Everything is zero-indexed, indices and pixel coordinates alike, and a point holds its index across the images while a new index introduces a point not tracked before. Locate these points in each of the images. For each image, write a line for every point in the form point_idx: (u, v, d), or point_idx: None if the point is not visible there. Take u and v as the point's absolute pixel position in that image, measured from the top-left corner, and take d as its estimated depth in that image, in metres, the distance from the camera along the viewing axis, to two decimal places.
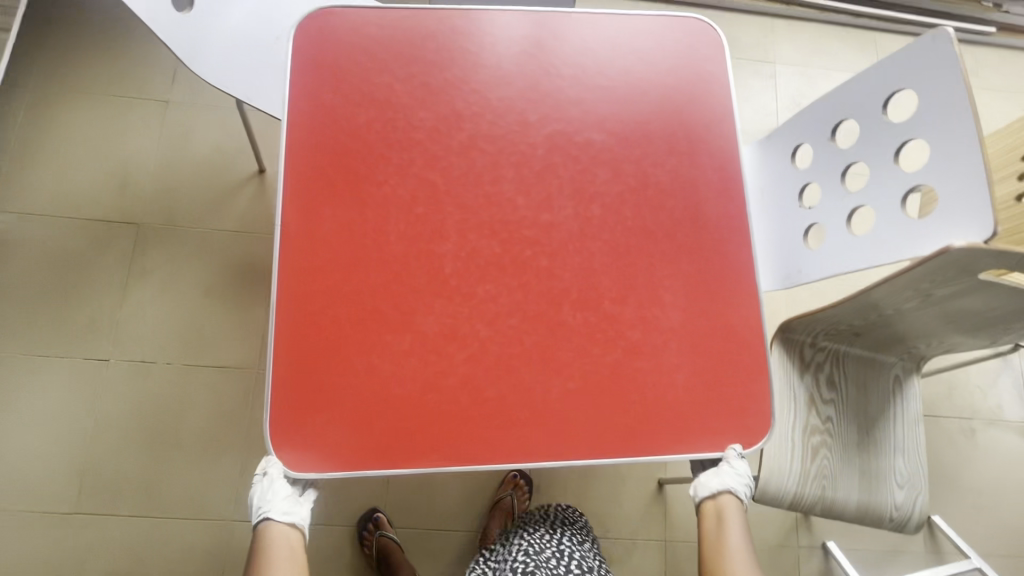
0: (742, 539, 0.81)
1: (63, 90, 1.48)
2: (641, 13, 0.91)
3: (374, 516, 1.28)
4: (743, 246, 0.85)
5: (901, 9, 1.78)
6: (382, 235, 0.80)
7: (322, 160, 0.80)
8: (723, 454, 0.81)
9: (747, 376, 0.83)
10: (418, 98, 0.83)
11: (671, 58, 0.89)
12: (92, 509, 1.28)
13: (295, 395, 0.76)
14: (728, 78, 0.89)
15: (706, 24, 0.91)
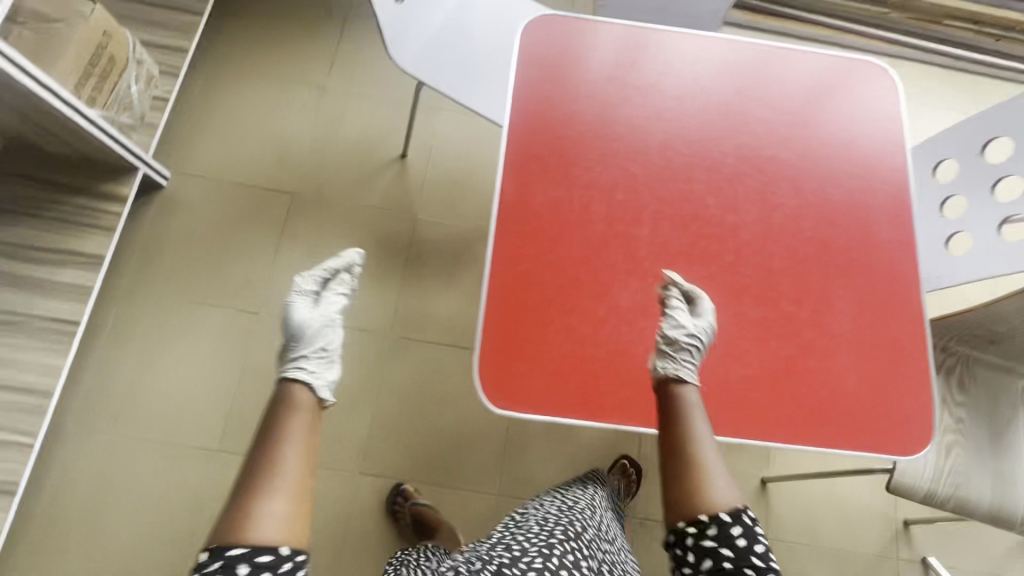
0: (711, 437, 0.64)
1: (235, 71, 1.65)
2: (822, 52, 1.00)
3: (402, 489, 1.36)
4: (910, 271, 0.89)
5: (1003, 56, 1.80)
6: (586, 214, 0.87)
7: (539, 144, 0.90)
8: (882, 458, 0.82)
9: (911, 390, 0.84)
10: (626, 101, 0.94)
11: (846, 84, 0.98)
12: (236, 448, 1.38)
13: (499, 343, 0.81)
14: (903, 112, 0.97)
15: (886, 72, 1.00)
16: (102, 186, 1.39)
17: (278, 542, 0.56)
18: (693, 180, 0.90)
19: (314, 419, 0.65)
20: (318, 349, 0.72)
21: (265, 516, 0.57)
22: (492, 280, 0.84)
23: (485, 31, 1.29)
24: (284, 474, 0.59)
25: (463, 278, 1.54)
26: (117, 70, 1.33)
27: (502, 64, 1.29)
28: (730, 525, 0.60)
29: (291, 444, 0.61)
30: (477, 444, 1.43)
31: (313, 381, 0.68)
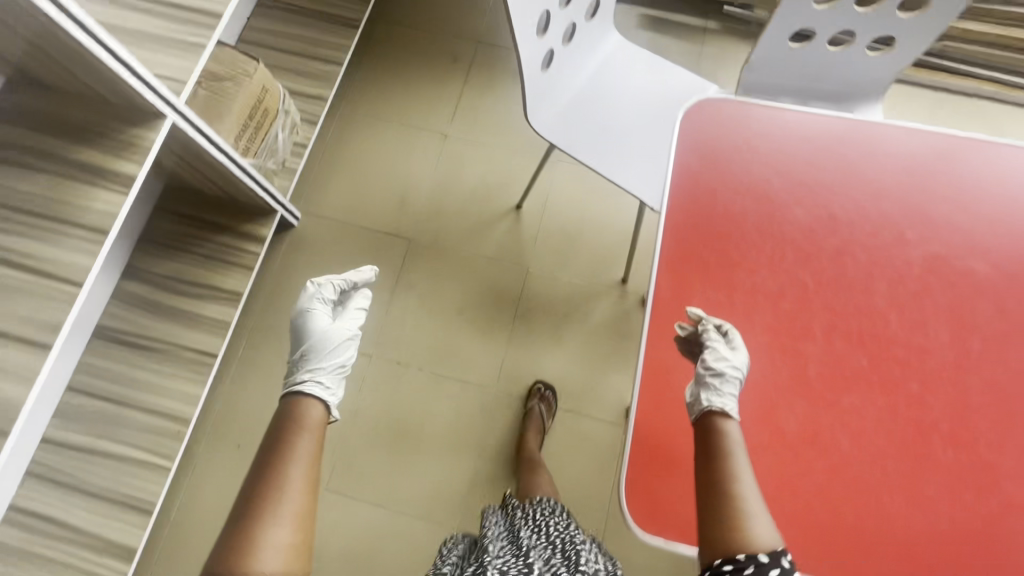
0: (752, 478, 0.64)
1: (365, 116, 1.72)
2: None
3: None
4: None
5: None
6: (749, 324, 0.81)
7: (698, 243, 0.85)
8: None
9: None
10: (796, 197, 0.86)
11: None
12: (342, 489, 1.42)
13: (649, 461, 0.77)
14: None
15: None
16: (244, 227, 1.50)
17: (283, 571, 0.65)
18: (873, 293, 0.81)
19: (322, 432, 0.79)
20: (333, 366, 0.91)
21: (270, 544, 0.66)
22: (645, 393, 0.80)
23: (621, 93, 1.26)
24: (289, 499, 0.69)
25: (571, 336, 1.51)
26: (268, 120, 1.42)
27: (639, 127, 1.23)
28: (769, 566, 0.58)
29: (297, 466, 0.72)
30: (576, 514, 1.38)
31: (328, 397, 0.85)
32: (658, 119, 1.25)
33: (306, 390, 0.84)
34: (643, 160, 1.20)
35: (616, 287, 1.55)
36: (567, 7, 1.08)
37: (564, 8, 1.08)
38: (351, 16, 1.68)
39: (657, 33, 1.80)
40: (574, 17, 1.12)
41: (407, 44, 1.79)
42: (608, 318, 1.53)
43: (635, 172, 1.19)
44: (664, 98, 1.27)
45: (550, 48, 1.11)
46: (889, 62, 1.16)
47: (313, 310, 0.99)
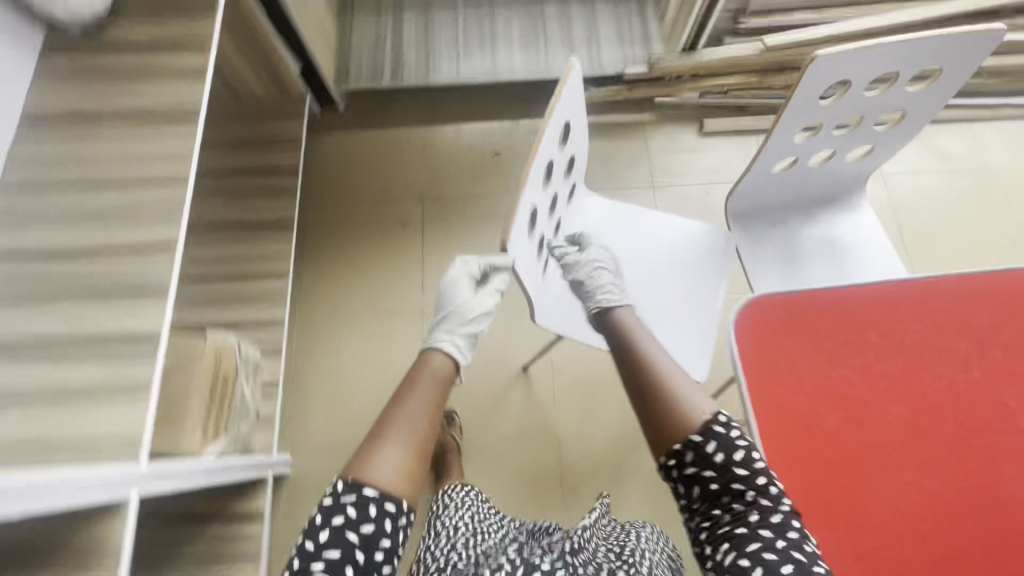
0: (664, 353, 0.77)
1: (327, 317, 1.54)
2: None
3: None
4: None
5: None
6: (901, 560, 0.73)
7: (809, 474, 0.77)
8: None
9: None
10: (872, 403, 0.80)
11: None
12: None
13: None
14: None
15: None
16: (237, 505, 1.28)
17: (394, 491, 0.62)
18: (984, 504, 0.74)
19: (445, 387, 0.76)
20: (466, 334, 0.85)
21: (383, 460, 0.64)
22: None
23: (616, 259, 1.17)
24: (414, 423, 0.68)
25: (629, 495, 1.39)
26: (230, 386, 1.21)
27: (644, 291, 1.15)
28: (705, 444, 0.67)
29: (424, 402, 0.70)
30: None
31: (459, 357, 0.80)
32: (659, 276, 1.17)
33: (440, 352, 0.79)
34: (659, 327, 1.13)
35: None
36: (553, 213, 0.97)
37: (552, 216, 0.97)
38: (280, 219, 1.51)
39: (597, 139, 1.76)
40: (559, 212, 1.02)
41: (349, 224, 1.64)
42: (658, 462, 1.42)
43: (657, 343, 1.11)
44: (658, 250, 1.19)
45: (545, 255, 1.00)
46: (867, 162, 1.15)
47: (456, 282, 0.94)
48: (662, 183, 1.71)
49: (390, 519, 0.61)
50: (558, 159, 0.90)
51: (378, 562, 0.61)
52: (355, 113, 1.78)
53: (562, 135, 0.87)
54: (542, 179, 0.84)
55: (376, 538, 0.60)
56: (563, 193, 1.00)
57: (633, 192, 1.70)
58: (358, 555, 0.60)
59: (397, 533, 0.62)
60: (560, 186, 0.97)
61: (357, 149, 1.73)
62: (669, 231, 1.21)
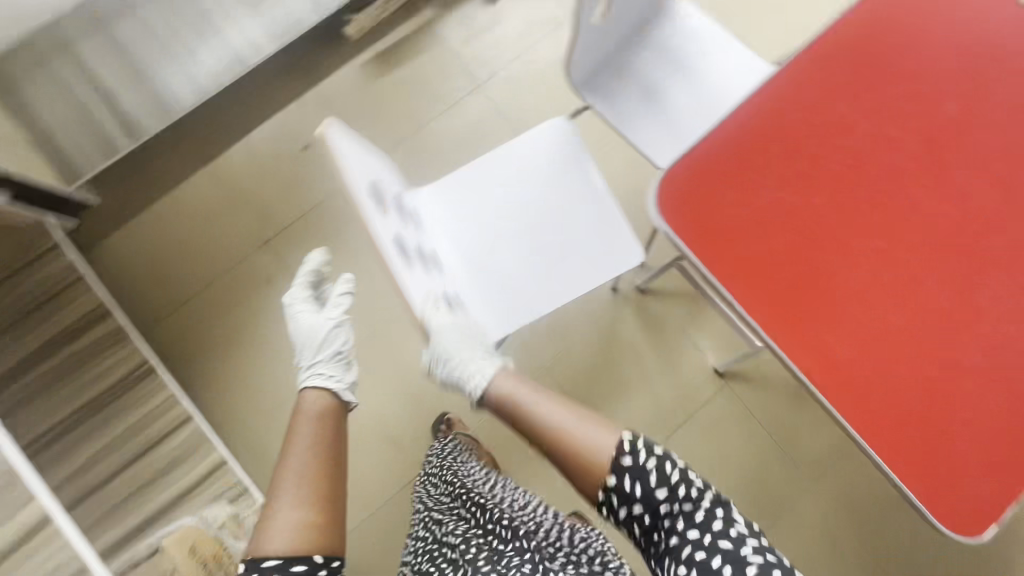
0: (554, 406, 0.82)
1: (260, 422, 1.33)
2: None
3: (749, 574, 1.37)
4: None
5: None
6: (882, 319, 0.81)
7: (785, 300, 0.81)
8: None
9: None
10: (807, 215, 0.82)
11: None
12: None
13: (931, 485, 0.79)
14: None
15: None
16: None
17: (302, 550, 0.63)
18: (916, 261, 0.82)
19: (330, 417, 0.79)
20: (331, 355, 0.93)
21: (278, 523, 0.64)
22: (886, 455, 0.80)
23: (504, 214, 1.07)
24: (303, 472, 0.69)
25: (624, 371, 1.50)
26: None
27: (550, 224, 1.06)
28: (620, 482, 0.71)
29: (302, 445, 0.72)
30: (768, 470, 1.48)
31: (334, 379, 0.87)
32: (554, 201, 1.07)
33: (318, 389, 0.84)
34: (585, 249, 1.06)
35: (613, 297, 1.53)
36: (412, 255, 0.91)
37: (426, 268, 0.97)
38: (132, 369, 1.25)
39: (395, 68, 1.51)
40: (428, 253, 1.01)
41: (211, 318, 1.38)
42: (634, 329, 1.51)
43: (591, 269, 1.05)
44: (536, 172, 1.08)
45: (444, 296, 0.97)
46: None
47: (298, 309, 1.02)
48: (487, 75, 1.52)
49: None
50: (392, 222, 0.90)
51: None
52: (119, 200, 1.41)
53: (376, 198, 0.86)
54: (398, 252, 0.86)
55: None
56: (415, 233, 0.99)
57: (467, 102, 1.51)
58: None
59: None
60: (408, 235, 0.96)
61: (154, 235, 1.40)
62: (536, 144, 1.09)
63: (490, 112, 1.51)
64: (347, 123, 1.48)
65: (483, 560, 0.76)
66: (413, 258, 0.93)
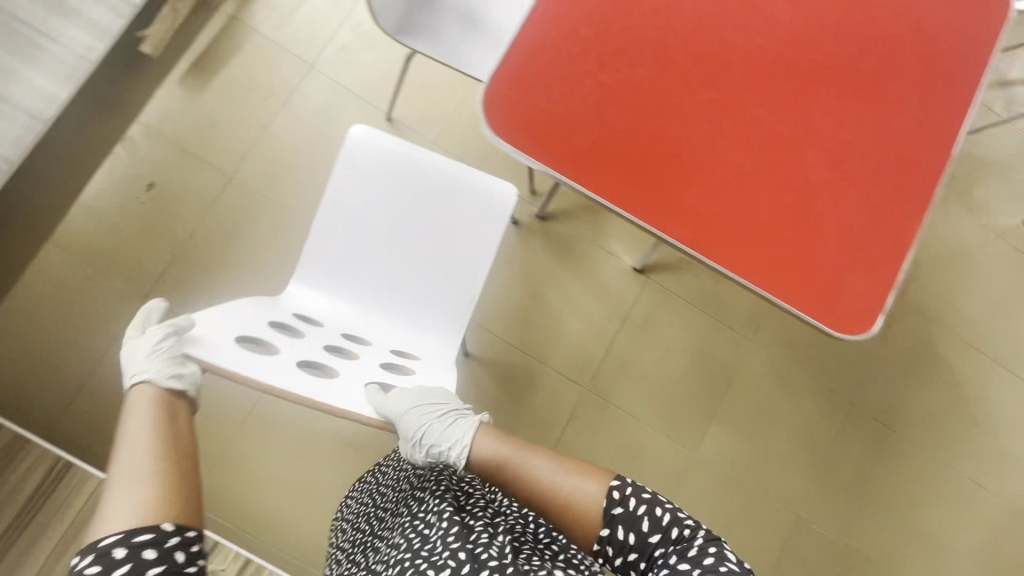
0: (541, 463, 0.77)
1: (213, 470, 1.31)
2: None
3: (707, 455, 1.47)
4: None
5: None
6: (731, 165, 0.83)
7: (638, 175, 0.81)
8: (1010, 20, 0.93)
9: None
10: (633, 88, 0.82)
11: None
12: None
13: (815, 302, 0.84)
14: None
15: None
16: None
17: (145, 523, 0.54)
18: (746, 100, 0.84)
19: (165, 417, 0.65)
20: (152, 348, 0.68)
21: (112, 504, 0.55)
22: (775, 289, 0.83)
23: (375, 244, 1.05)
24: (142, 451, 0.60)
25: (550, 301, 1.51)
26: None
27: (430, 228, 1.05)
28: (614, 532, 0.71)
29: (137, 428, 0.62)
30: (709, 344, 1.55)
31: (158, 377, 0.66)
32: (411, 205, 1.04)
33: (143, 383, 0.66)
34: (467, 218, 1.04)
35: (517, 233, 1.52)
36: (327, 364, 0.86)
37: (351, 357, 0.94)
38: (44, 475, 1.16)
39: (218, 75, 1.40)
40: (344, 339, 1.00)
41: (115, 394, 1.28)
42: (548, 256, 1.52)
43: (484, 237, 1.05)
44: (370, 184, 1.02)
45: (382, 366, 0.97)
46: None
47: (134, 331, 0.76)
48: (317, 52, 1.43)
49: (153, 548, 0.53)
50: (288, 352, 0.82)
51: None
52: None
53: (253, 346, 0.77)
54: (311, 372, 0.77)
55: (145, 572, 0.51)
56: (319, 335, 0.97)
57: (305, 87, 1.42)
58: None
59: (184, 556, 0.54)
60: (316, 342, 0.93)
61: (20, 330, 1.28)
62: (353, 166, 1.02)
63: (333, 91, 1.43)
64: (188, 148, 1.37)
65: (453, 534, 0.75)
66: (332, 366, 0.86)
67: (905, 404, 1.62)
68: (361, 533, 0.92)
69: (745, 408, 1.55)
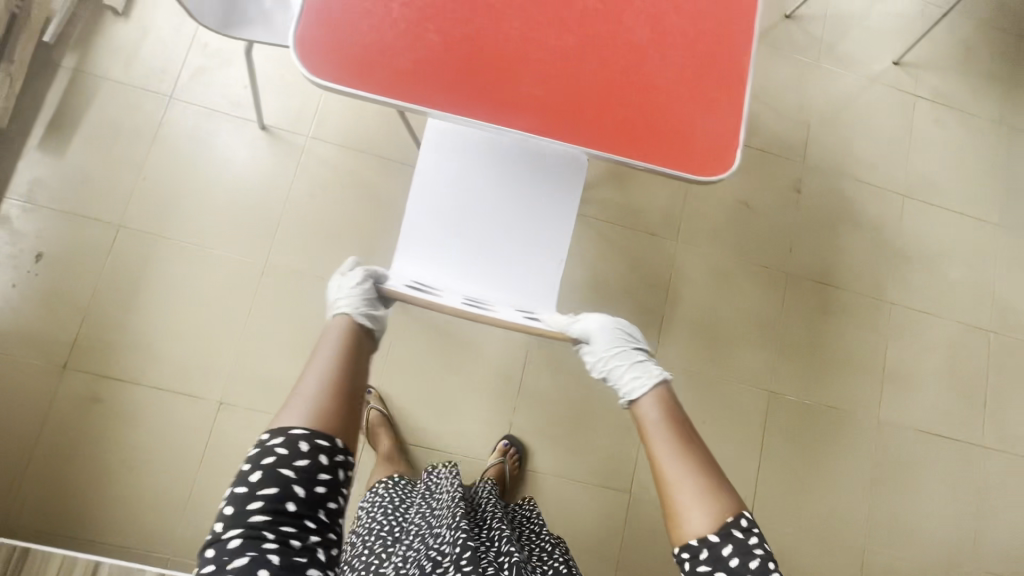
0: (688, 460, 0.70)
1: (180, 519, 1.25)
2: None
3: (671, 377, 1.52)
4: None
5: None
6: (556, 51, 0.86)
7: (470, 82, 0.83)
8: None
9: None
10: (438, 5, 0.85)
11: None
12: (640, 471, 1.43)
13: (671, 152, 0.86)
14: None
15: None
16: None
17: (328, 430, 0.61)
18: None
19: (360, 340, 0.73)
20: (356, 291, 0.78)
21: (296, 398, 0.63)
22: (632, 151, 0.85)
23: (478, 212, 1.07)
24: (327, 364, 0.67)
25: None
26: None
27: (525, 190, 1.09)
28: (720, 546, 0.64)
29: (330, 349, 0.69)
30: (637, 255, 1.58)
31: (359, 311, 0.75)
32: (510, 174, 1.09)
33: (344, 315, 0.75)
34: (552, 178, 1.10)
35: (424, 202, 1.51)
36: (485, 308, 0.96)
37: (493, 306, 1.00)
38: None
39: (77, 130, 1.37)
40: (473, 294, 1.04)
41: (59, 469, 1.24)
42: None
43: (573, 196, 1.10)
44: (477, 156, 1.09)
45: (523, 314, 1.00)
46: None
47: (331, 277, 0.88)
48: (172, 82, 1.42)
49: (326, 455, 0.60)
50: (450, 300, 0.95)
51: (323, 495, 0.59)
52: None
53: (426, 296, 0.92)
54: (473, 309, 0.93)
55: (315, 472, 0.58)
56: (457, 294, 1.01)
57: (170, 119, 1.40)
58: (296, 490, 0.57)
59: (338, 469, 0.60)
60: (453, 300, 0.96)
61: None
62: (460, 139, 1.09)
63: (200, 115, 1.41)
64: (66, 210, 1.34)
65: (466, 557, 0.78)
66: (488, 307, 0.97)
67: (837, 257, 1.67)
68: (381, 528, 0.95)
69: (688, 304, 1.58)
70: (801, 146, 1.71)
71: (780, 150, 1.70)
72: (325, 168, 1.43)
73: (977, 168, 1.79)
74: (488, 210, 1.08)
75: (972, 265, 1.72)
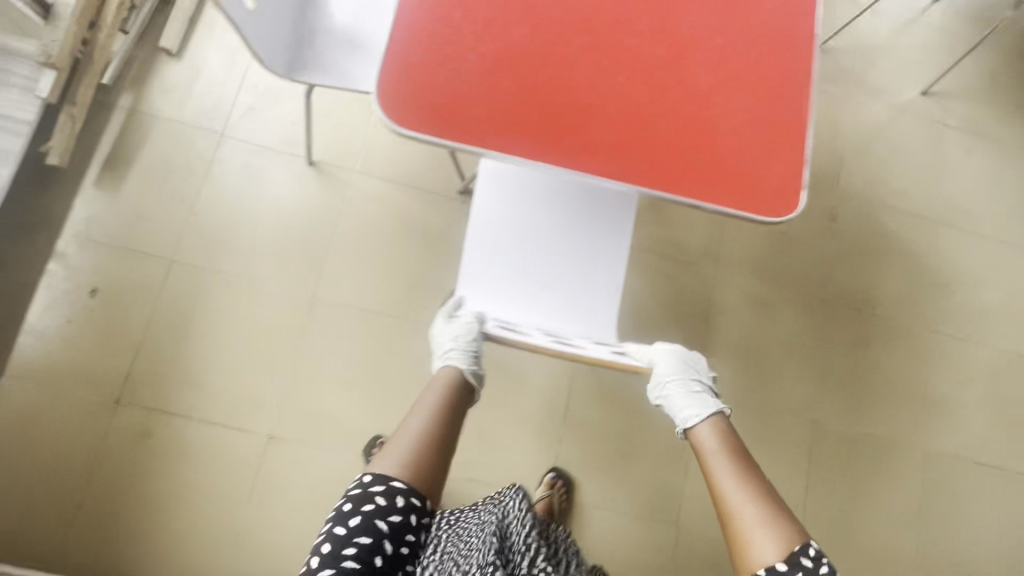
0: (748, 488, 0.76)
1: (230, 555, 1.25)
2: None
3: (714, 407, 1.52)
4: None
5: None
6: (625, 97, 0.89)
7: (544, 129, 0.86)
8: None
9: None
10: (511, 54, 0.88)
11: None
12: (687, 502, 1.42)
13: (738, 195, 0.88)
14: None
15: None
16: None
17: (418, 486, 0.74)
18: (618, 35, 0.91)
19: (454, 399, 0.86)
20: (463, 342, 0.94)
21: (393, 452, 0.76)
22: (701, 194, 0.87)
23: (550, 247, 1.10)
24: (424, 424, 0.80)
25: None
26: None
27: (595, 224, 1.11)
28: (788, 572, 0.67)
29: (426, 408, 0.82)
30: (677, 284, 1.59)
31: (463, 366, 0.91)
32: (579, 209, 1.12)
33: (452, 367, 0.91)
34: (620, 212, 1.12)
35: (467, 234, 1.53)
36: (570, 343, 0.99)
37: (577, 340, 1.02)
38: None
39: (132, 167, 1.40)
40: (552, 329, 1.06)
41: (111, 504, 1.24)
42: None
43: None
44: (545, 193, 1.11)
45: (606, 348, 1.02)
46: None
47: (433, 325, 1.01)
48: (224, 120, 1.45)
49: (415, 514, 0.72)
50: (535, 338, 0.98)
51: (403, 556, 0.71)
52: None
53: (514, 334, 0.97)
54: (556, 346, 0.96)
55: (402, 530, 0.71)
56: (538, 330, 1.04)
57: (222, 156, 1.44)
58: (384, 546, 0.69)
59: (420, 529, 0.72)
60: (538, 337, 0.99)
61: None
62: (526, 178, 1.11)
63: (250, 151, 1.45)
64: (121, 245, 1.36)
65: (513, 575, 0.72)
66: (573, 343, 0.99)
67: (874, 284, 1.67)
68: None
69: (729, 332, 1.59)
70: (834, 174, 1.73)
71: (813, 179, 1.72)
72: (372, 201, 1.45)
73: (1009, 195, 1.80)
74: (558, 245, 1.10)
75: (1009, 291, 1.73)
